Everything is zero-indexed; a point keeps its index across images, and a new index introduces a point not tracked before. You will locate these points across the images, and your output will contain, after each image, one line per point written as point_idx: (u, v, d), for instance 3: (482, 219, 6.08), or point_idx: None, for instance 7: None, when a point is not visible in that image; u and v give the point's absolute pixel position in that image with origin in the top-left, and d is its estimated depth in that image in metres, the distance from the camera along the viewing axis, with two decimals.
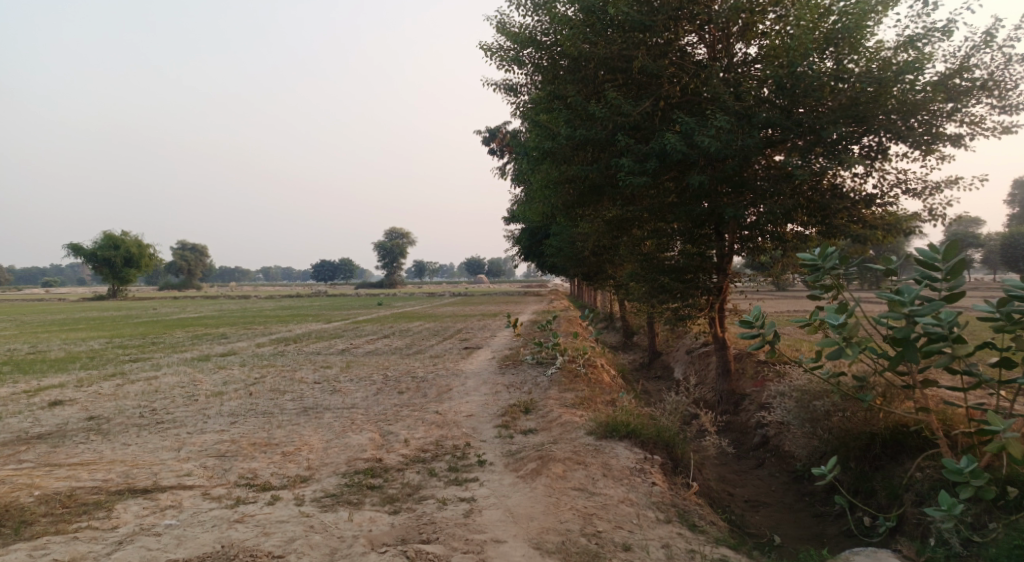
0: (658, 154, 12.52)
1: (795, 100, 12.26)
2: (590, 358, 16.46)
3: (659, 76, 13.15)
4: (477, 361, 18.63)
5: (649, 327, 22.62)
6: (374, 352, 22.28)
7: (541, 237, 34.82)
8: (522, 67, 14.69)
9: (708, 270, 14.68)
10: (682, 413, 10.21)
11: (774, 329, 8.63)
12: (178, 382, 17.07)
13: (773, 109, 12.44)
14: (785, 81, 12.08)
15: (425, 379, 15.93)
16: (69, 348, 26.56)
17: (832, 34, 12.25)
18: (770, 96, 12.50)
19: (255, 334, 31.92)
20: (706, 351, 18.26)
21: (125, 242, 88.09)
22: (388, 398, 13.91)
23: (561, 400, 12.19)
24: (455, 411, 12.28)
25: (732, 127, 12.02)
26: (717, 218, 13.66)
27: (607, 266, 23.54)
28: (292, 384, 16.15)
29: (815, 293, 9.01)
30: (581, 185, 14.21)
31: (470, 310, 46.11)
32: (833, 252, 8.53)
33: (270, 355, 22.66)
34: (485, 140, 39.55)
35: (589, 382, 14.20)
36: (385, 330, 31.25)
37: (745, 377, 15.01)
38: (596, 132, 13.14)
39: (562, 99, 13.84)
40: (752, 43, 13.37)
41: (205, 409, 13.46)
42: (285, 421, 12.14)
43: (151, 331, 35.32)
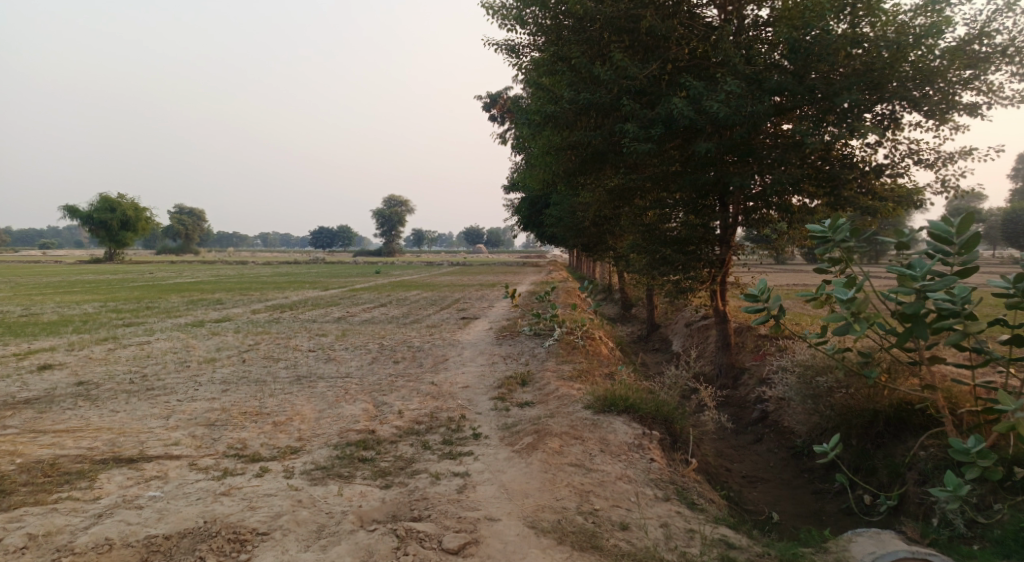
0: (666, 120, 12.26)
1: (808, 66, 11.94)
2: (589, 330, 16.24)
3: (668, 38, 12.80)
4: (474, 331, 18.43)
5: (649, 299, 22.42)
6: (371, 321, 22.05)
7: (541, 206, 34.49)
8: (524, 27, 14.17)
9: (711, 242, 14.41)
10: (682, 388, 10.00)
11: (780, 304, 8.38)
12: (171, 348, 16.86)
13: (784, 74, 12.14)
14: (798, 47, 11.63)
15: (421, 349, 15.73)
16: (63, 312, 26.30)
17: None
18: (782, 60, 12.26)
19: (251, 301, 31.70)
20: (706, 324, 18.07)
21: (122, 206, 87.52)
22: (383, 367, 13.71)
23: (559, 372, 11.99)
24: (450, 381, 12.09)
25: (744, 93, 11.75)
26: (723, 188, 13.37)
27: (607, 236, 23.27)
28: (286, 351, 15.94)
29: (822, 267, 8.77)
30: (583, 152, 13.87)
31: (468, 279, 45.84)
32: (843, 225, 8.26)
33: (265, 322, 22.43)
34: (486, 107, 39.01)
35: (587, 354, 14.00)
36: (381, 298, 31.06)
37: (745, 352, 14.81)
38: (601, 97, 12.78)
39: (567, 61, 13.49)
40: (764, 5, 13.01)
41: (197, 375, 13.25)
42: (278, 389, 11.94)
43: (147, 296, 35.05)
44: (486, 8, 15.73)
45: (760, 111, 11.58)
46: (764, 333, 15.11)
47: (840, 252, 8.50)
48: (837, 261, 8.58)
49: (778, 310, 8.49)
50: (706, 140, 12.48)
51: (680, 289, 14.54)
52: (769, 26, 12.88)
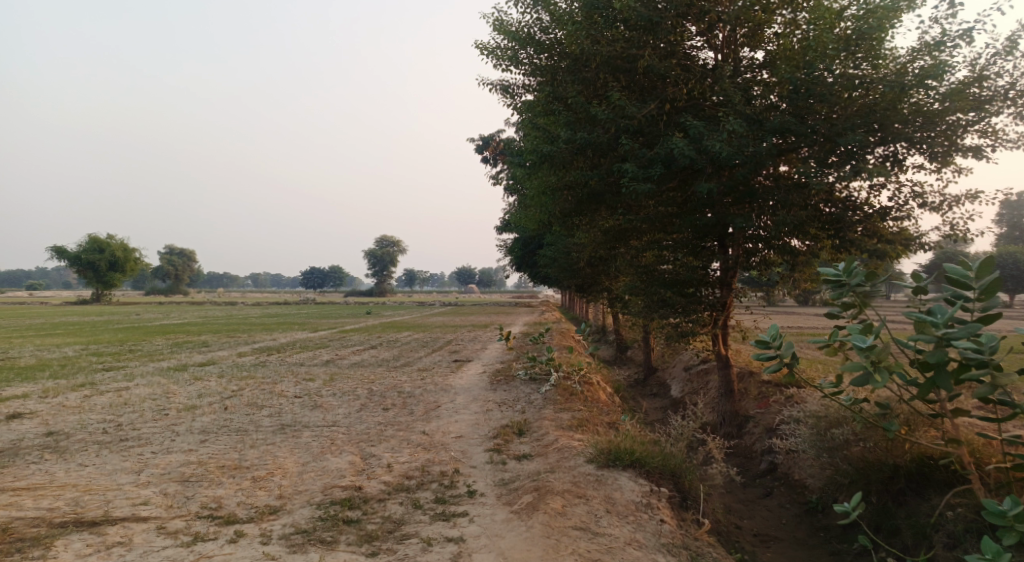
0: (665, 160, 11.88)
1: (811, 105, 11.63)
2: (585, 374, 15.68)
3: (665, 78, 12.47)
4: (466, 376, 17.81)
5: (645, 342, 21.92)
6: (360, 364, 21.39)
7: (534, 248, 34.10)
8: (518, 68, 14.10)
9: (711, 284, 13.93)
10: (689, 440, 9.43)
11: (793, 351, 7.85)
12: (150, 394, 16.16)
13: (783, 114, 11.80)
14: (801, 86, 11.43)
15: (411, 395, 15.10)
16: (43, 356, 25.48)
17: (851, 36, 11.54)
18: (780, 102, 11.90)
19: (237, 343, 30.98)
20: (706, 369, 17.57)
21: (111, 247, 86.87)
22: (371, 416, 13.06)
23: (556, 422, 11.39)
24: (442, 431, 11.46)
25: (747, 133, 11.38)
26: (723, 229, 12.95)
27: (603, 277, 22.78)
28: (271, 398, 15.26)
29: (836, 312, 8.27)
30: (579, 192, 13.46)
31: (459, 321, 45.21)
32: (859, 268, 7.79)
33: (251, 366, 21.75)
34: (479, 148, 38.82)
35: (584, 401, 13.41)
36: (371, 340, 30.39)
37: (750, 399, 14.25)
38: (598, 136, 12.41)
39: (562, 100, 13.15)
40: (760, 47, 12.72)
41: (175, 425, 12.57)
42: (259, 440, 11.28)
43: (131, 339, 34.22)
44: (479, 49, 15.67)
45: (763, 151, 11.21)
46: (768, 380, 14.57)
47: (855, 296, 8.01)
48: (851, 306, 8.09)
49: (790, 357, 7.95)
50: (707, 180, 12.09)
51: (680, 333, 13.99)
52: (768, 67, 12.55)
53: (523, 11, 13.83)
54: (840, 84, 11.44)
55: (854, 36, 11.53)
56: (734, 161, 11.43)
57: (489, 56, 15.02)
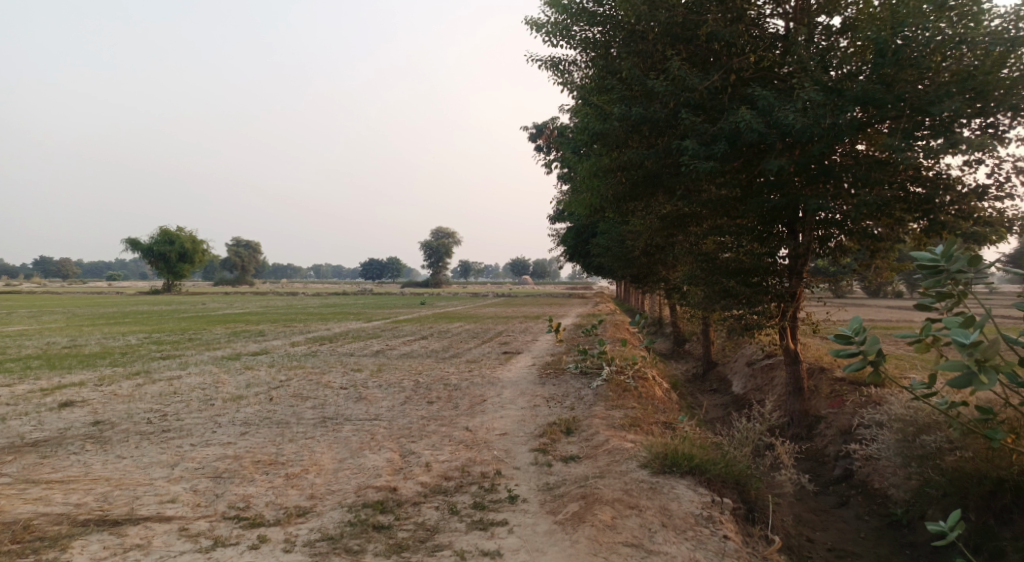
0: (729, 136, 11.02)
1: (897, 73, 10.67)
2: (641, 369, 14.95)
3: (731, 47, 11.62)
4: (517, 368, 17.22)
5: (705, 335, 21.03)
6: (410, 355, 20.99)
7: (589, 236, 33.32)
8: (570, 45, 13.35)
9: (779, 273, 12.94)
10: (754, 444, 8.66)
11: (880, 347, 7.02)
12: (200, 383, 16.01)
13: (869, 81, 10.81)
14: (886, 49, 10.38)
15: (459, 388, 14.58)
16: (104, 344, 25.82)
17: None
18: (861, 69, 10.92)
19: (292, 333, 31.01)
20: (771, 364, 16.68)
21: (179, 238, 89.21)
22: (416, 409, 12.58)
23: (608, 419, 10.70)
24: (487, 427, 10.91)
25: (822, 102, 10.47)
26: (793, 211, 12.01)
27: (660, 267, 21.88)
28: (317, 389, 14.95)
29: (929, 305, 7.41)
30: (635, 174, 12.67)
31: (514, 312, 44.74)
32: (960, 253, 6.92)
33: (302, 356, 21.59)
34: (533, 138, 38.14)
35: (640, 399, 12.70)
36: (424, 331, 30.08)
37: (821, 398, 13.27)
38: (656, 112, 11.59)
39: (617, 75, 12.35)
40: (835, 15, 11.78)
41: (218, 416, 12.30)
42: (299, 434, 10.91)
43: (192, 328, 34.71)
44: (529, 26, 14.96)
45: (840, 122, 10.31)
46: (841, 377, 13.61)
47: (952, 286, 7.12)
48: (947, 297, 7.21)
49: (876, 354, 7.12)
50: (777, 155, 11.23)
51: (744, 326, 13.06)
52: (849, 31, 11.60)
53: None
54: (935, 43, 10.39)
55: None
56: (807, 137, 10.49)
57: (540, 33, 14.32)
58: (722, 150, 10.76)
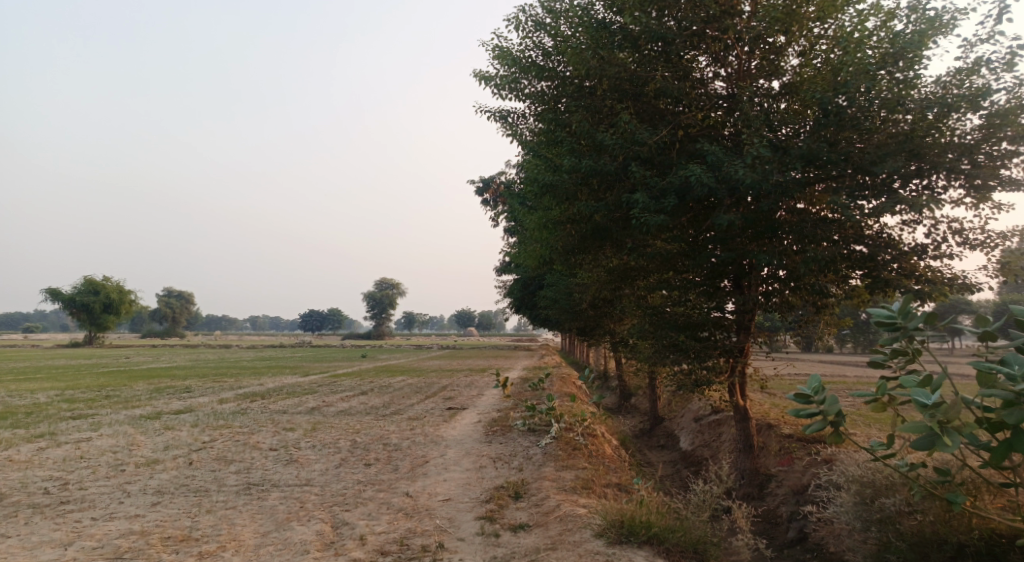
0: (679, 189, 10.71)
1: (840, 134, 10.45)
2: (590, 426, 14.37)
3: (680, 102, 11.43)
4: (460, 426, 16.45)
5: (651, 389, 20.66)
6: (346, 412, 19.94)
7: (534, 288, 32.92)
8: (519, 98, 13.09)
9: (727, 328, 12.58)
10: (713, 509, 8.10)
11: (840, 408, 6.54)
12: (114, 446, 14.73)
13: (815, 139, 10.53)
14: (831, 109, 10.13)
15: (399, 448, 13.72)
16: (13, 402, 23.91)
17: (887, 54, 10.37)
18: (808, 127, 10.79)
19: (221, 388, 29.48)
20: (718, 421, 16.33)
21: (106, 289, 85.65)
22: (351, 473, 11.68)
23: (559, 482, 10.03)
24: (429, 493, 10.10)
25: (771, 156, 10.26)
26: (740, 266, 11.76)
27: (606, 320, 21.47)
28: (244, 452, 13.87)
29: (885, 362, 6.94)
30: (583, 227, 12.26)
31: (457, 364, 43.80)
32: (915, 309, 6.51)
33: (230, 414, 20.34)
34: (478, 189, 37.82)
35: (589, 457, 12.08)
36: (363, 385, 29.02)
37: (771, 456, 12.92)
38: (604, 164, 11.18)
39: (566, 127, 12.01)
40: (773, 81, 11.59)
41: (128, 484, 11.16)
42: (219, 503, 9.91)
43: (113, 384, 32.71)
44: (478, 77, 14.69)
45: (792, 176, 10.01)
46: (790, 434, 13.28)
47: (909, 344, 6.71)
48: (903, 355, 6.79)
49: (836, 415, 6.60)
50: (726, 210, 10.78)
51: (694, 382, 12.49)
52: (789, 95, 11.35)
53: (524, 36, 12.78)
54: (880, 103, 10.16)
55: (893, 50, 10.28)
56: (757, 191, 10.24)
57: (488, 85, 14.02)
58: (673, 202, 10.43)
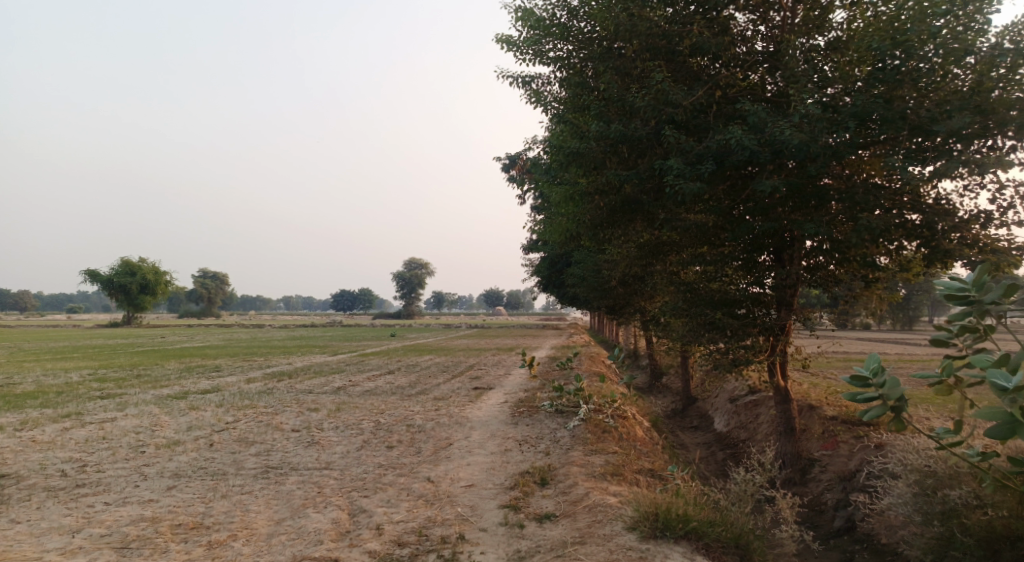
0: (717, 154, 10.05)
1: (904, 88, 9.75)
2: (621, 407, 13.86)
3: (719, 58, 10.77)
4: (486, 406, 16.04)
5: (684, 368, 20.10)
6: (372, 392, 19.64)
7: (563, 266, 32.38)
8: (543, 61, 12.48)
9: (767, 304, 11.91)
10: (755, 499, 7.56)
11: (902, 391, 5.99)
12: (136, 427, 14.55)
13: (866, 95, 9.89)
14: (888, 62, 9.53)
15: (422, 430, 13.33)
16: (43, 382, 24.01)
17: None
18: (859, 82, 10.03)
19: (249, 368, 29.42)
20: (756, 401, 15.74)
21: (142, 270, 86.85)
22: (373, 456, 11.31)
23: (587, 467, 9.53)
24: (452, 478, 9.68)
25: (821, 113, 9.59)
26: (781, 237, 11.10)
27: (637, 298, 20.88)
28: (265, 433, 13.58)
29: (950, 340, 6.35)
30: (613, 199, 11.65)
31: (485, 344, 43.42)
32: (994, 282, 5.90)
33: (255, 393, 20.16)
34: (506, 167, 37.24)
35: (620, 441, 11.58)
36: (391, 365, 28.77)
37: (813, 439, 12.32)
38: (636, 129, 10.55)
39: (594, 91, 11.39)
40: (818, 36, 10.87)
41: (145, 467, 10.90)
42: (235, 488, 9.60)
43: (145, 363, 32.93)
44: (500, 43, 14.08)
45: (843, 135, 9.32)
46: (833, 416, 12.66)
47: (982, 320, 6.10)
48: (974, 333, 6.20)
49: (897, 399, 6.06)
50: (769, 175, 10.08)
51: (732, 361, 11.85)
52: (837, 51, 10.63)
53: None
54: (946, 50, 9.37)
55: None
56: (803, 155, 9.55)
57: (511, 50, 13.41)
58: (710, 169, 9.78)
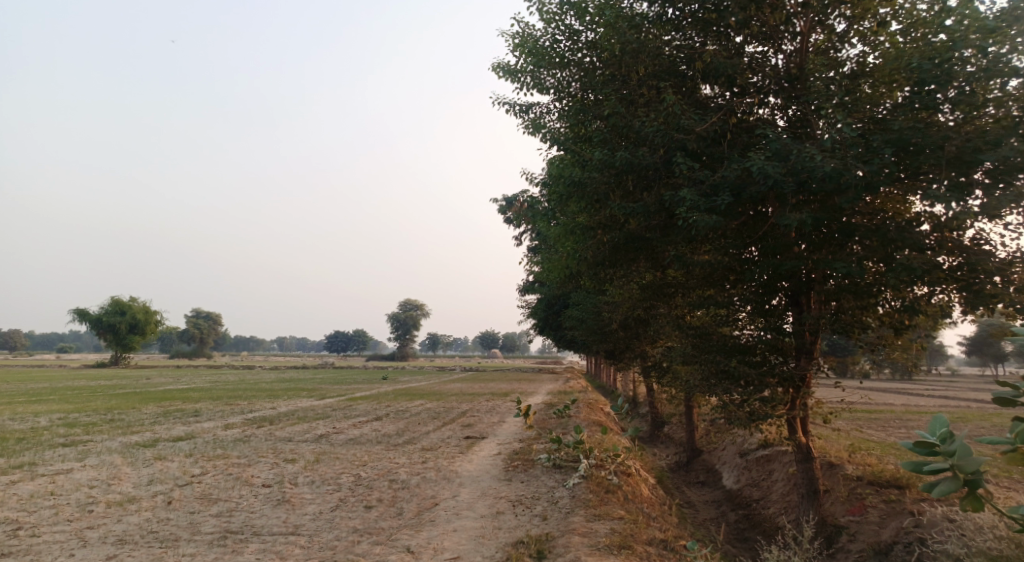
0: (734, 186, 9.07)
1: (943, 114, 8.80)
2: (623, 463, 12.65)
3: (732, 84, 9.81)
4: (477, 459, 14.79)
5: (688, 417, 18.94)
6: (356, 440, 18.36)
7: (559, 308, 31.35)
8: (541, 88, 11.51)
9: (787, 353, 10.77)
10: None
11: (981, 463, 4.79)
12: (91, 480, 13.23)
13: (901, 122, 8.83)
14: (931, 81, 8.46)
15: (405, 487, 12.07)
16: (8, 427, 22.59)
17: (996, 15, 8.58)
18: (893, 108, 9.05)
19: (231, 412, 28.03)
20: (769, 457, 14.61)
21: (132, 309, 85.43)
22: (348, 518, 10.08)
23: (589, 539, 8.33)
24: (434, 549, 8.46)
25: (853, 139, 8.61)
26: (802, 279, 10.05)
27: (637, 342, 19.72)
28: (231, 489, 12.29)
29: (1022, 400, 5.21)
30: (616, 234, 10.61)
31: (479, 388, 42.13)
32: None
33: (230, 441, 18.82)
34: (502, 208, 36.39)
35: (625, 504, 10.36)
36: (379, 410, 27.43)
37: (838, 502, 11.21)
38: (643, 158, 9.53)
39: (596, 118, 10.40)
40: (842, 61, 9.91)
41: (89, 530, 9.63)
42: (184, 559, 8.36)
43: (123, 406, 31.42)
44: (498, 70, 13.15)
45: (878, 163, 8.32)
46: (858, 476, 11.51)
47: None
48: None
49: (973, 473, 4.85)
50: (791, 209, 9.10)
51: (748, 415, 10.68)
52: (862, 75, 9.66)
53: (547, 17, 11.22)
54: (993, 70, 8.40)
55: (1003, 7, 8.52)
56: (832, 185, 8.54)
57: (508, 77, 12.46)
58: (727, 201, 8.77)
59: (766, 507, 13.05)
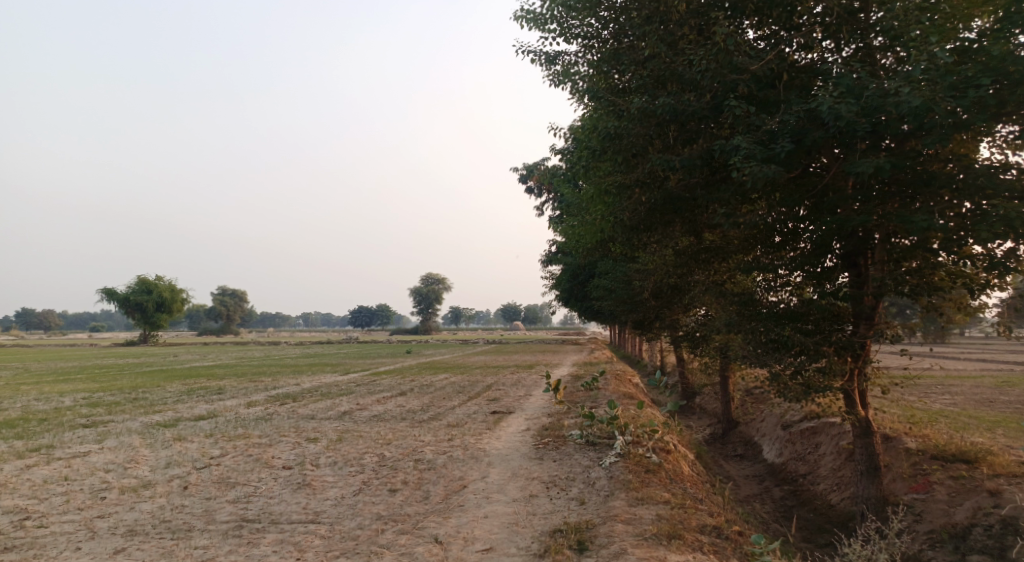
0: (792, 131, 8.21)
1: None
2: (661, 439, 11.89)
3: (790, 18, 8.82)
4: (506, 435, 14.12)
5: (724, 387, 18.10)
6: (380, 417, 17.78)
7: (586, 278, 30.46)
8: (571, 35, 10.56)
9: (845, 320, 9.87)
10: None
11: None
12: (107, 464, 12.73)
13: (991, 51, 7.83)
14: None
15: (432, 467, 11.43)
16: (30, 408, 22.29)
17: None
18: (982, 33, 8.02)
19: (254, 389, 27.63)
20: (814, 428, 13.77)
21: (158, 287, 85.80)
22: (372, 502, 9.48)
23: (636, 527, 7.66)
24: (467, 538, 7.83)
25: (934, 72, 7.68)
26: (863, 237, 9.13)
27: (669, 311, 18.79)
28: (251, 472, 11.74)
29: None
30: (656, 193, 9.74)
31: (503, 361, 41.65)
32: None
33: (252, 419, 18.32)
34: (524, 177, 35.39)
35: (668, 484, 9.65)
36: (403, 385, 26.87)
37: (899, 479, 10.43)
38: (688, 104, 8.79)
39: (634, 63, 9.49)
40: None
41: (101, 518, 9.11)
42: (198, 552, 7.82)
43: (146, 385, 31.08)
44: (523, 18, 12.18)
45: (973, 97, 7.53)
46: (919, 450, 10.69)
47: None
48: None
49: None
50: (860, 156, 8.19)
51: (804, 388, 9.78)
52: None
53: None
54: None
55: None
56: (910, 122, 7.65)
57: (534, 25, 11.52)
58: (788, 148, 7.97)
59: (816, 484, 12.27)
